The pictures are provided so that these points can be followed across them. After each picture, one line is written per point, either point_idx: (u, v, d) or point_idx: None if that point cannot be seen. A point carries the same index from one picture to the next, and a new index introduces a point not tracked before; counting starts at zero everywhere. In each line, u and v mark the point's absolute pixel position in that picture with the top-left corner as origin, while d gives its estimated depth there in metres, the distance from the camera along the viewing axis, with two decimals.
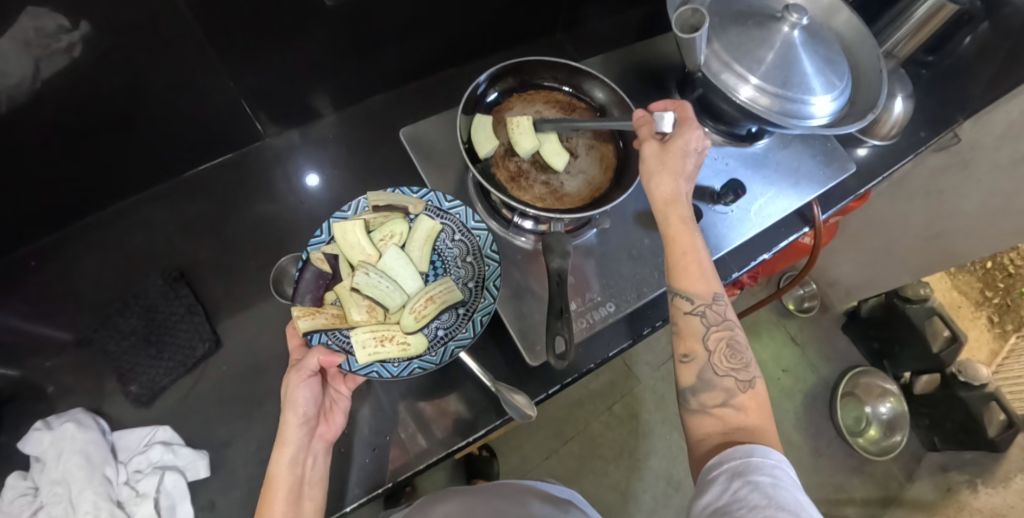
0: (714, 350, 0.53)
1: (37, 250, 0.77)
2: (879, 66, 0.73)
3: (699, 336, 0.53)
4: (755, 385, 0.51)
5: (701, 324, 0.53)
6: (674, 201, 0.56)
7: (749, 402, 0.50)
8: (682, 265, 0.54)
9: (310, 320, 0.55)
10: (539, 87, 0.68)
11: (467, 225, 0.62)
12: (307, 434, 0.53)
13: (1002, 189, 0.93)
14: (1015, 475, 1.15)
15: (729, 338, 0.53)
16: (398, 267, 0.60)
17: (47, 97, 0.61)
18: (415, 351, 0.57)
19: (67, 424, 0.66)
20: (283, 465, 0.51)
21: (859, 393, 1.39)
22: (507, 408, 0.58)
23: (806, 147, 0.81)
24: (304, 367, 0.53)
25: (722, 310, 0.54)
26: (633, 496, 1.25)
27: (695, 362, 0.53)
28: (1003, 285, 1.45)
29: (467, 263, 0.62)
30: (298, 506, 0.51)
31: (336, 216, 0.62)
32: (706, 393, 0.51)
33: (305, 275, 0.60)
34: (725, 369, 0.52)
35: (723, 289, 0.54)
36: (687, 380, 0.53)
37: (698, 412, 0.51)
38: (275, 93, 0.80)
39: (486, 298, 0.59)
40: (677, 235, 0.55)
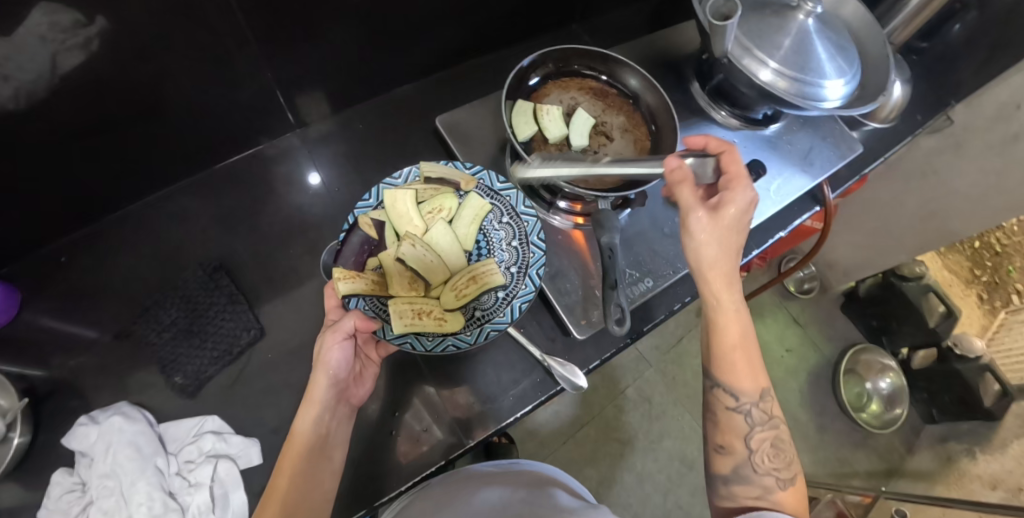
0: (756, 449, 0.52)
1: (67, 246, 0.79)
2: (885, 53, 0.77)
3: (742, 434, 0.52)
4: (796, 482, 0.51)
5: (745, 423, 0.53)
6: (725, 279, 0.53)
7: (789, 500, 0.49)
8: (728, 357, 0.53)
9: (349, 284, 0.56)
10: (574, 75, 0.73)
11: (516, 208, 0.64)
12: (334, 396, 0.55)
13: (994, 168, 0.97)
14: (1010, 441, 1.20)
15: (773, 438, 0.52)
16: (442, 241, 0.61)
17: (64, 90, 0.61)
18: (450, 329, 0.58)
19: (113, 417, 0.68)
20: (307, 421, 0.53)
21: (860, 369, 1.44)
22: (563, 379, 0.64)
23: (815, 131, 0.84)
24: (341, 329, 0.54)
25: (767, 409, 0.53)
26: (647, 477, 1.28)
27: (733, 455, 0.52)
28: (990, 263, 1.54)
29: (511, 247, 0.63)
30: (317, 464, 0.53)
31: (386, 182, 0.64)
32: (740, 485, 0.51)
33: (352, 239, 0.62)
34: (766, 468, 0.51)
35: (771, 385, 0.53)
36: (721, 469, 0.53)
37: (728, 500, 0.51)
38: (293, 86, 0.80)
39: (526, 284, 0.61)
40: (724, 324, 0.53)
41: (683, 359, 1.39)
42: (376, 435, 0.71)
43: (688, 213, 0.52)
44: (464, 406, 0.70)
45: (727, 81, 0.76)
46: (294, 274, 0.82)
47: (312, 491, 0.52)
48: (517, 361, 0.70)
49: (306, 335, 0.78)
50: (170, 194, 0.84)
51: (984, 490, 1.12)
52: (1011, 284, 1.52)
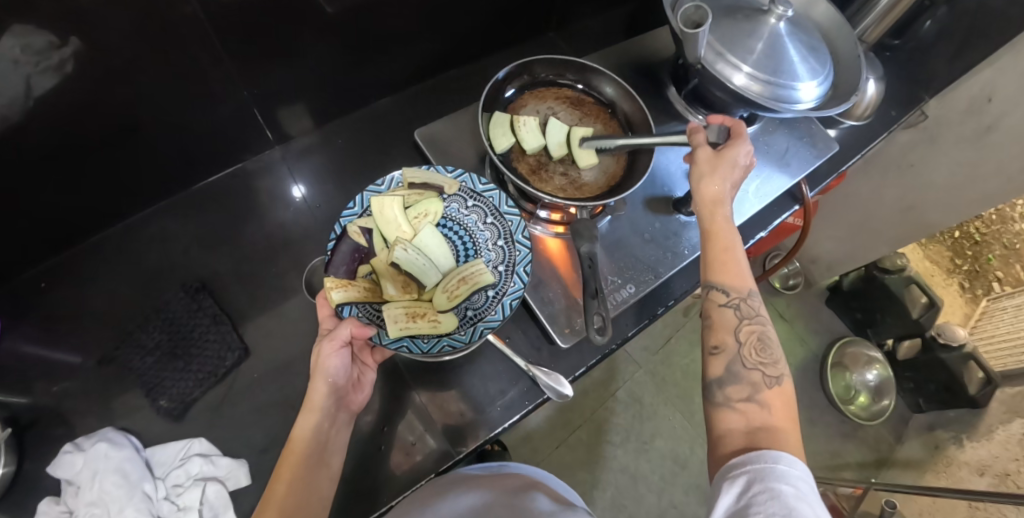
0: (745, 343, 0.51)
1: (46, 271, 0.78)
2: (856, 52, 0.78)
3: (732, 328, 0.52)
4: (784, 382, 0.50)
5: (734, 317, 0.53)
6: (717, 203, 0.57)
7: (776, 399, 0.48)
8: (722, 257, 0.55)
9: (343, 293, 0.55)
10: (551, 85, 0.73)
11: (499, 209, 0.64)
12: (334, 403, 0.54)
13: (967, 160, 0.98)
14: (996, 428, 1.20)
15: (760, 332, 0.52)
16: (431, 244, 0.61)
17: (40, 114, 0.61)
18: (444, 329, 0.58)
19: (98, 443, 0.68)
20: (307, 429, 0.52)
21: (847, 362, 1.47)
22: (548, 388, 0.63)
23: (791, 131, 0.85)
24: (337, 337, 0.53)
25: (754, 306, 0.53)
26: (641, 478, 1.29)
27: (725, 353, 0.51)
28: (971, 253, 1.57)
29: (498, 247, 0.63)
30: (316, 470, 0.52)
31: (371, 189, 0.63)
32: (732, 385, 0.49)
33: (341, 248, 0.60)
34: (753, 362, 0.50)
35: (757, 288, 0.54)
36: (715, 372, 0.51)
37: (721, 406, 0.49)
38: (270, 102, 0.80)
39: (515, 282, 0.61)
40: (716, 234, 0.56)
41: (672, 359, 1.41)
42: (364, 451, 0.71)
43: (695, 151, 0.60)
44: (455, 412, 0.71)
45: (702, 86, 0.77)
46: (278, 291, 0.82)
47: (311, 497, 0.51)
48: (505, 371, 0.71)
49: (292, 352, 0.78)
50: (150, 215, 0.84)
51: (972, 477, 1.15)
52: (991, 272, 1.54)
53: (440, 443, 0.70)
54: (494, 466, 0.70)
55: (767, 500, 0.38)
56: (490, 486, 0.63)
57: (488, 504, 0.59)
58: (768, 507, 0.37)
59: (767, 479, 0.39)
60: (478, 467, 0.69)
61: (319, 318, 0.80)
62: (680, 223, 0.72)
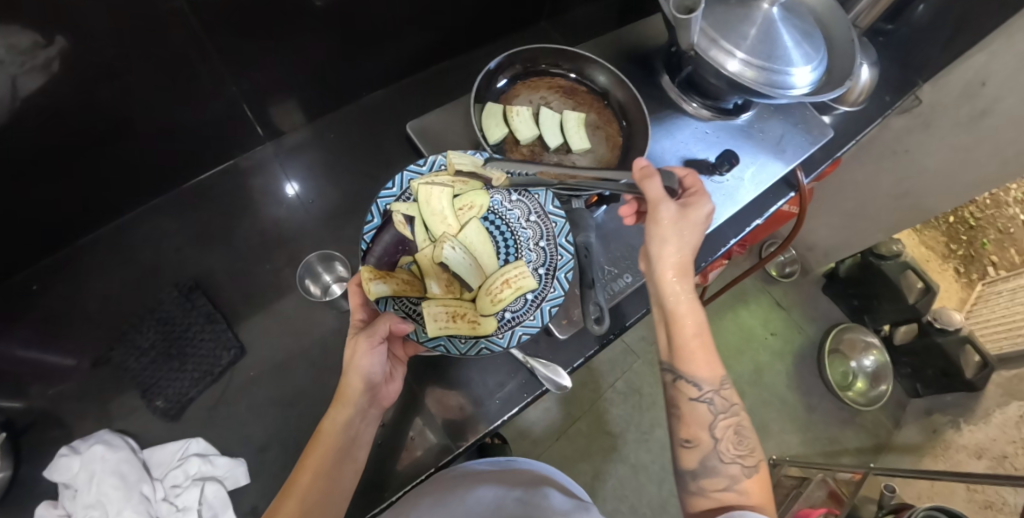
0: (721, 437, 0.52)
1: (37, 274, 0.77)
2: (850, 37, 0.77)
3: (706, 424, 0.52)
4: (760, 470, 0.51)
5: (708, 411, 0.52)
6: (679, 269, 0.55)
7: (754, 486, 0.50)
8: (691, 345, 0.53)
9: (381, 285, 0.53)
10: (544, 74, 0.72)
11: (545, 208, 0.61)
12: (367, 400, 0.54)
13: (962, 144, 0.98)
14: (993, 411, 1.21)
15: (737, 424, 0.52)
16: (477, 240, 0.59)
17: (27, 115, 0.60)
18: (483, 331, 0.56)
19: (95, 446, 0.67)
20: (337, 424, 0.52)
21: (844, 349, 1.47)
22: (546, 380, 0.64)
23: (786, 117, 0.84)
24: (375, 333, 0.53)
25: (728, 397, 0.53)
26: (641, 468, 1.29)
27: (700, 448, 0.51)
28: (966, 237, 1.58)
29: (539, 248, 0.61)
30: (344, 464, 0.52)
31: (413, 170, 0.61)
32: (708, 478, 0.50)
33: (383, 238, 0.59)
34: (731, 455, 0.51)
35: (727, 374, 0.54)
36: (688, 464, 0.52)
37: (697, 495, 0.51)
38: (261, 98, 0.79)
39: (555, 287, 0.59)
40: (684, 316, 0.54)
41: None
42: None
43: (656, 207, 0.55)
44: (453, 404, 0.71)
45: (696, 73, 0.76)
46: (273, 289, 0.81)
47: (335, 490, 0.51)
48: (503, 363, 0.70)
49: (288, 351, 0.77)
50: (142, 214, 0.83)
51: (971, 460, 1.16)
52: (986, 256, 1.56)
53: (440, 437, 0.70)
54: (502, 461, 0.70)
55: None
56: (503, 481, 0.63)
57: (501, 503, 0.58)
58: None
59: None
60: (482, 462, 0.69)
61: (316, 315, 0.80)
62: None
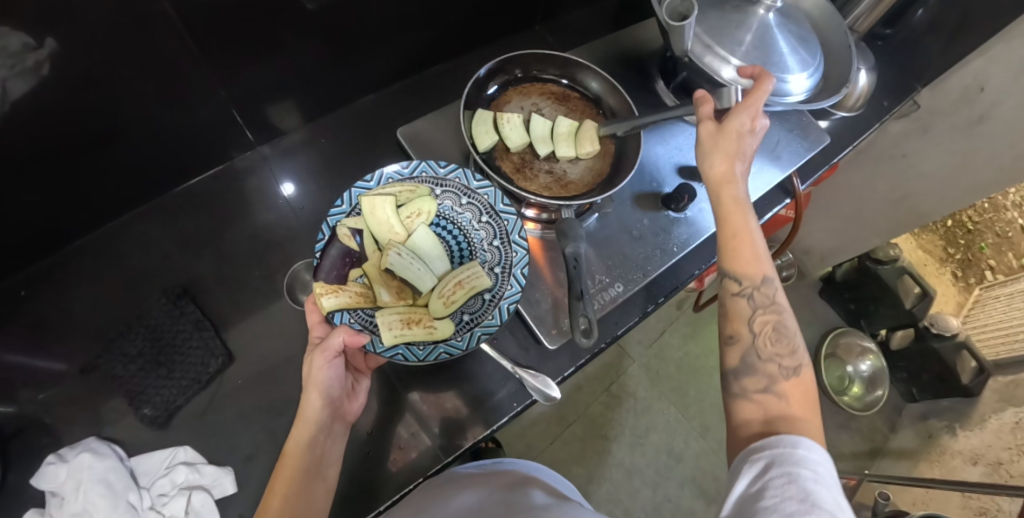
0: (759, 333, 0.48)
1: (26, 279, 0.77)
2: (847, 42, 0.77)
3: (745, 318, 0.49)
4: (803, 372, 0.46)
5: (748, 307, 0.49)
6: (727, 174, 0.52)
7: (793, 390, 0.45)
8: (735, 242, 0.50)
9: (334, 299, 0.53)
10: (535, 80, 0.72)
11: (494, 207, 0.61)
12: (329, 414, 0.52)
13: (961, 150, 0.97)
14: (989, 417, 1.21)
15: (776, 322, 0.48)
16: (426, 245, 0.59)
17: (14, 120, 0.59)
18: (440, 336, 0.56)
19: (82, 454, 0.67)
20: (300, 443, 0.50)
21: (840, 353, 1.46)
22: (534, 391, 0.61)
23: (782, 123, 0.84)
24: (329, 347, 0.51)
25: (771, 293, 0.49)
26: (636, 472, 1.29)
27: (740, 343, 0.48)
28: (963, 241, 1.57)
29: (493, 247, 0.61)
30: (313, 484, 0.50)
31: (359, 185, 0.60)
32: (748, 377, 0.46)
33: (329, 252, 0.58)
34: (769, 353, 0.47)
35: (775, 273, 0.49)
36: (729, 363, 0.48)
37: (737, 397, 0.46)
38: (253, 101, 0.79)
39: (512, 284, 0.60)
40: (723, 217, 0.51)
41: (666, 353, 1.40)
42: (353, 456, 0.70)
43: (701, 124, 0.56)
44: (446, 411, 0.71)
45: (691, 79, 0.75)
46: (263, 296, 0.81)
47: (308, 508, 0.49)
48: (494, 372, 0.71)
49: (277, 358, 0.77)
50: (132, 219, 0.82)
51: (966, 467, 1.15)
52: (984, 260, 1.55)
53: (434, 441, 0.70)
54: (490, 464, 0.69)
55: (784, 484, 0.36)
56: (487, 483, 0.62)
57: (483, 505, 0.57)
58: (786, 491, 0.35)
59: (786, 463, 0.37)
60: (472, 466, 0.68)
61: (305, 320, 0.79)
62: (668, 219, 0.71)
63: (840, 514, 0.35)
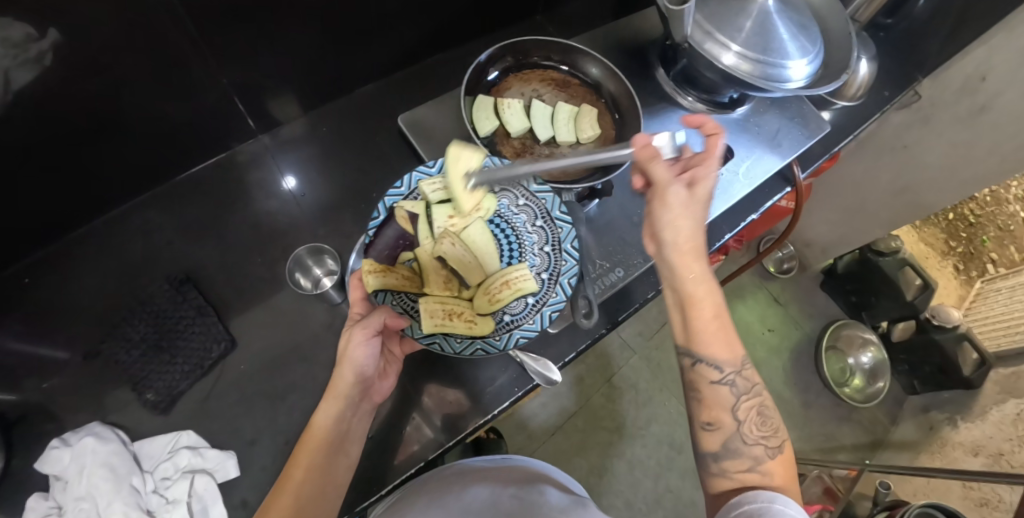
0: (743, 419, 0.50)
1: (30, 267, 0.77)
2: (847, 30, 0.77)
3: (729, 406, 0.50)
4: (783, 450, 0.50)
5: (730, 394, 0.50)
6: (695, 251, 0.51)
7: (776, 468, 0.48)
8: (710, 328, 0.50)
9: (380, 279, 0.53)
10: (535, 67, 0.72)
11: (550, 212, 0.61)
12: (358, 392, 0.54)
13: (961, 140, 0.97)
14: (990, 408, 1.20)
15: (758, 405, 0.51)
16: (479, 242, 0.59)
17: (18, 109, 0.59)
18: (478, 332, 0.56)
19: (86, 438, 0.67)
20: (328, 417, 0.52)
21: (842, 345, 1.47)
22: (535, 374, 0.64)
23: (783, 111, 0.83)
24: (369, 325, 0.53)
25: (750, 378, 0.51)
26: (637, 463, 1.29)
27: (722, 430, 0.50)
28: (965, 234, 1.57)
29: (544, 252, 0.60)
30: (335, 458, 0.52)
31: (422, 170, 0.61)
32: (730, 459, 0.49)
33: (386, 232, 0.59)
34: (753, 436, 0.49)
35: (748, 354, 0.52)
36: (710, 447, 0.50)
37: (719, 476, 0.49)
38: (254, 90, 0.79)
39: (557, 292, 0.59)
40: (700, 298, 0.50)
41: (666, 344, 1.40)
42: None
43: (664, 187, 0.51)
44: (449, 397, 0.71)
45: (691, 66, 0.75)
46: (265, 284, 0.81)
47: (326, 484, 0.51)
48: (496, 358, 0.71)
49: (280, 346, 0.77)
50: (135, 207, 0.83)
51: (967, 458, 1.14)
52: (986, 254, 1.55)
53: (437, 433, 0.69)
54: (498, 458, 0.69)
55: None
56: (498, 479, 0.62)
57: (495, 500, 0.59)
58: None
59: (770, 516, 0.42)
60: (479, 458, 0.68)
61: (307, 308, 0.79)
62: None
63: None
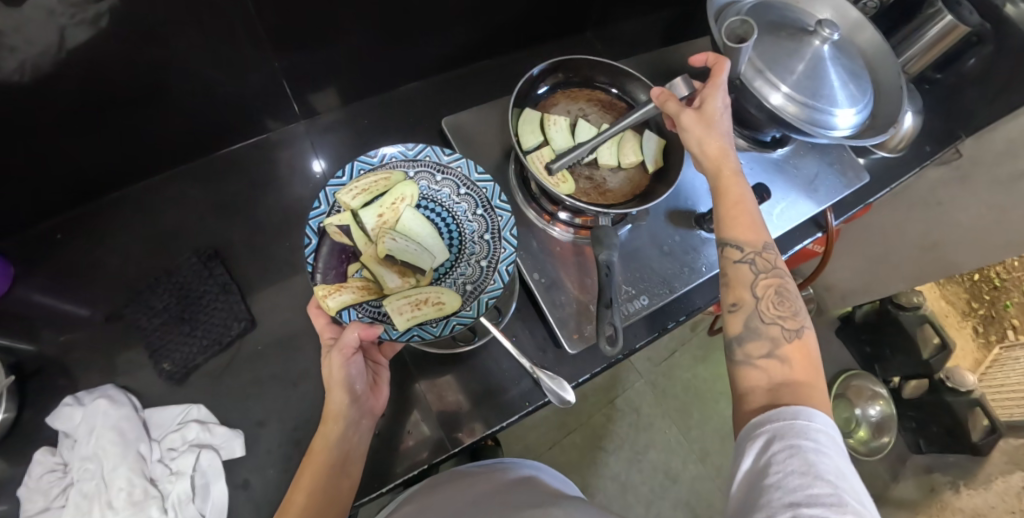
0: (763, 296, 0.51)
1: (63, 223, 0.79)
2: (898, 83, 0.75)
3: (748, 283, 0.52)
4: (804, 333, 0.49)
5: (750, 272, 0.52)
6: (720, 155, 0.56)
7: (795, 353, 0.48)
8: (731, 212, 0.54)
9: (337, 299, 0.53)
10: (584, 86, 0.72)
11: (470, 178, 0.62)
12: (355, 410, 0.52)
13: (998, 204, 0.95)
14: (995, 478, 1.18)
15: (779, 284, 0.51)
16: (416, 225, 0.60)
17: (69, 67, 0.61)
18: (450, 309, 0.56)
19: (99, 400, 0.68)
20: (329, 440, 0.51)
21: (850, 395, 1.43)
22: (550, 393, 0.61)
23: (822, 157, 0.82)
24: (346, 346, 0.51)
25: (771, 258, 0.52)
26: (631, 488, 1.28)
27: (743, 309, 0.51)
28: (988, 296, 1.54)
29: (479, 216, 0.62)
30: (338, 480, 0.50)
31: (333, 182, 0.59)
32: (752, 342, 0.49)
33: (323, 251, 0.58)
34: (772, 316, 0.50)
35: (772, 240, 0.53)
36: (733, 328, 0.51)
37: (742, 363, 0.49)
38: (301, 75, 0.80)
39: (504, 248, 0.61)
40: (724, 188, 0.55)
41: (674, 372, 1.40)
42: None
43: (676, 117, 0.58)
44: (450, 404, 0.71)
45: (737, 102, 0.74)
46: (290, 267, 0.82)
47: (329, 508, 0.49)
48: (508, 370, 0.71)
49: (296, 329, 0.78)
50: (170, 177, 0.84)
51: None
52: (1007, 319, 1.52)
53: (433, 430, 0.70)
54: (491, 462, 0.67)
55: (786, 458, 0.39)
56: (488, 483, 0.60)
57: (486, 503, 0.55)
58: (788, 464, 0.38)
59: (789, 437, 0.40)
60: (474, 463, 0.67)
61: None
62: (699, 238, 0.71)
63: (842, 478, 0.38)
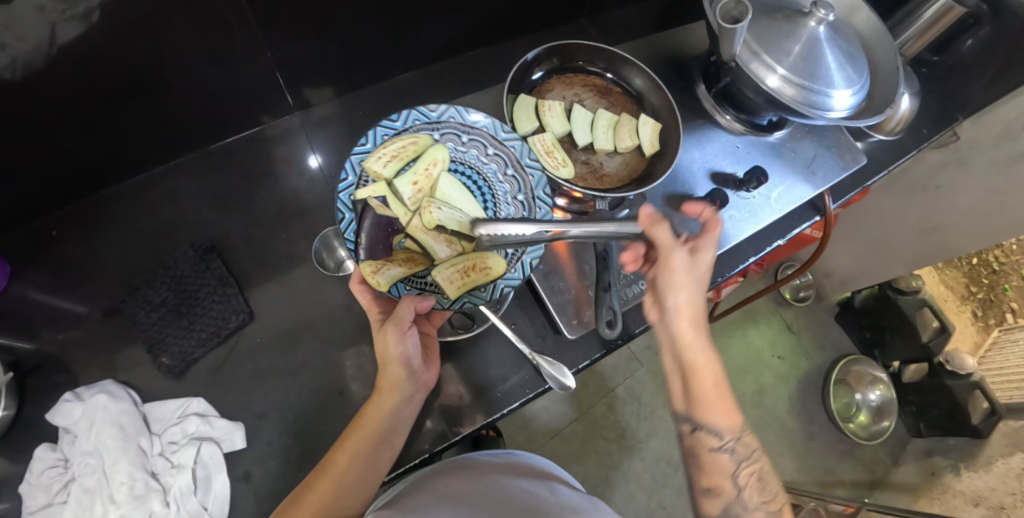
0: (744, 484, 0.53)
1: (59, 219, 0.78)
2: (895, 64, 0.75)
3: (729, 473, 0.53)
4: (782, 512, 0.53)
5: (730, 461, 0.53)
6: (694, 318, 0.55)
7: None
8: (710, 395, 0.53)
9: (387, 273, 0.54)
10: (579, 71, 0.72)
11: (499, 138, 0.60)
12: (408, 384, 0.58)
13: (997, 188, 0.94)
14: (995, 460, 1.19)
15: (759, 470, 0.53)
16: (451, 189, 0.58)
17: (61, 63, 0.60)
18: (497, 273, 0.55)
19: (98, 395, 0.68)
20: (380, 411, 0.56)
21: (850, 380, 1.44)
22: (550, 378, 0.61)
23: (821, 139, 0.81)
24: (402, 322, 0.56)
25: (749, 444, 0.54)
26: (633, 477, 1.28)
27: (722, 496, 0.52)
28: (987, 280, 1.55)
29: (510, 177, 0.61)
30: (382, 447, 0.56)
31: (357, 151, 0.56)
32: None
33: (364, 226, 0.58)
34: (754, 502, 0.52)
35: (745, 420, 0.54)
36: (709, 511, 0.53)
37: None
38: (295, 68, 0.79)
39: (540, 208, 0.60)
40: (700, 368, 0.54)
41: None
42: None
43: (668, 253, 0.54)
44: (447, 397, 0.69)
45: (735, 85, 0.74)
46: (287, 260, 0.82)
47: (372, 471, 0.55)
48: (508, 358, 0.71)
49: (295, 322, 0.78)
50: (165, 171, 0.83)
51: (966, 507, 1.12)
52: (1005, 302, 1.53)
53: (436, 424, 0.67)
54: (502, 453, 0.67)
55: None
56: (505, 476, 0.60)
57: (506, 497, 0.55)
58: None
59: None
60: (484, 453, 0.67)
61: (324, 289, 0.80)
62: None
63: None
